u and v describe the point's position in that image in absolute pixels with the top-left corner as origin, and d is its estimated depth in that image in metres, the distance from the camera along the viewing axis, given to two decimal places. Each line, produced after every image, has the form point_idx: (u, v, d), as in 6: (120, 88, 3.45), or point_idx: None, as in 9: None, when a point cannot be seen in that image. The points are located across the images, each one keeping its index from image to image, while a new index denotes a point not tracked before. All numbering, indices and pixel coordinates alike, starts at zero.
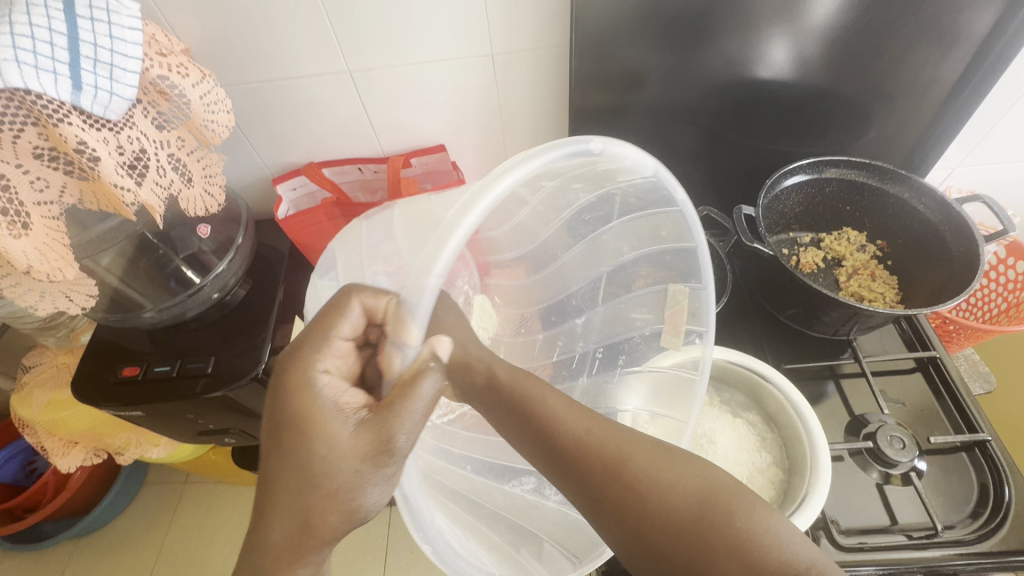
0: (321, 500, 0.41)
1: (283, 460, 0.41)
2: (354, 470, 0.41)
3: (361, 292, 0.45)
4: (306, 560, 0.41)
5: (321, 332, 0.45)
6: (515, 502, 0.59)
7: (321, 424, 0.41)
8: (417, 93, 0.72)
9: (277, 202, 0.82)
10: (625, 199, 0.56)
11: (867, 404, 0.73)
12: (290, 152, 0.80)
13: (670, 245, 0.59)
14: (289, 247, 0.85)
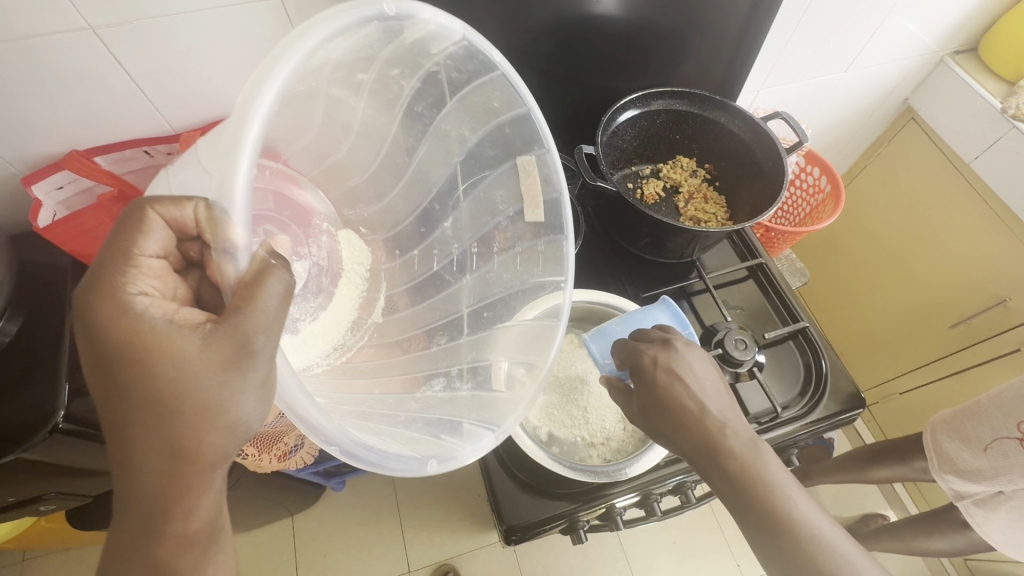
0: (188, 418, 0.36)
1: (129, 396, 0.36)
2: (216, 380, 0.36)
3: (156, 200, 0.39)
4: (195, 489, 0.38)
5: (118, 255, 0.39)
6: (428, 403, 0.57)
7: (156, 340, 0.36)
8: (201, 55, 0.59)
9: (35, 207, 0.63)
10: (448, 76, 0.57)
11: (714, 314, 0.81)
12: (41, 143, 0.62)
13: (506, 113, 0.59)
14: (72, 261, 0.69)
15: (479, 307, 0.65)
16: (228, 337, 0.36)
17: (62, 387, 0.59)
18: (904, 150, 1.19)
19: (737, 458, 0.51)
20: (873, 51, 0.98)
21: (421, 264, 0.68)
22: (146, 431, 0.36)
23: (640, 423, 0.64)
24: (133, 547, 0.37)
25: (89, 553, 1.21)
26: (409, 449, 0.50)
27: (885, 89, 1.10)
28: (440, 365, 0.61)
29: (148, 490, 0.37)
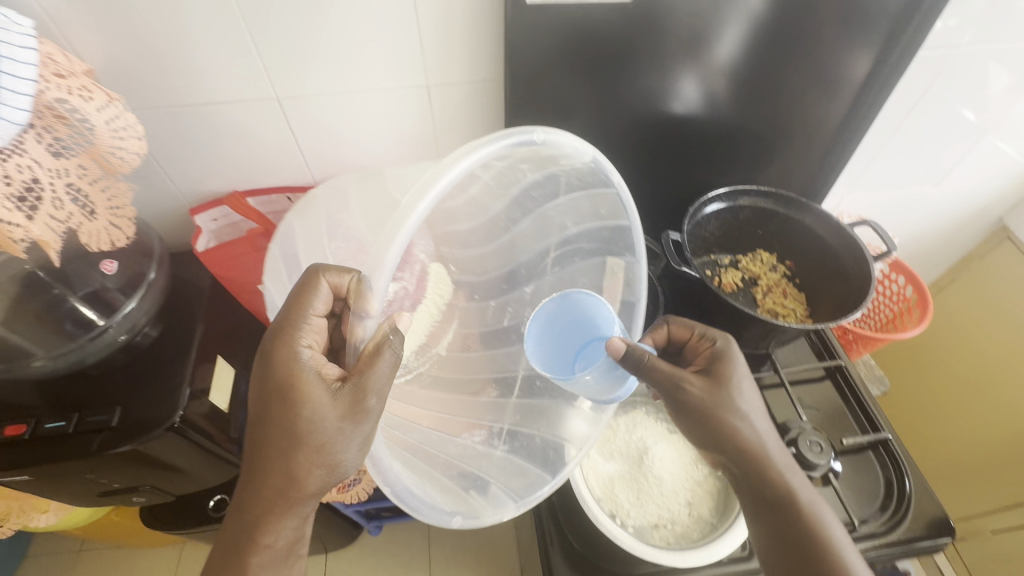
0: (306, 451, 0.44)
1: (272, 426, 0.44)
2: (336, 427, 0.44)
3: (325, 271, 0.48)
4: (297, 509, 0.46)
5: (295, 311, 0.47)
6: (466, 451, 0.62)
7: (304, 387, 0.44)
8: (350, 125, 0.70)
9: (196, 234, 0.75)
10: (568, 179, 0.62)
11: (788, 412, 0.80)
12: (210, 180, 0.73)
13: (607, 220, 0.65)
14: (209, 282, 0.79)
15: (534, 376, 0.69)
16: (349, 393, 0.44)
17: (183, 390, 0.67)
18: (997, 267, 1.16)
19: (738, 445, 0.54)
20: (964, 169, 0.99)
21: (495, 315, 0.72)
22: (276, 457, 0.45)
23: (706, 511, 0.62)
24: (235, 544, 0.45)
25: (135, 553, 1.27)
26: (442, 495, 0.56)
27: (978, 206, 1.09)
28: (489, 421, 0.66)
29: (262, 504, 0.45)
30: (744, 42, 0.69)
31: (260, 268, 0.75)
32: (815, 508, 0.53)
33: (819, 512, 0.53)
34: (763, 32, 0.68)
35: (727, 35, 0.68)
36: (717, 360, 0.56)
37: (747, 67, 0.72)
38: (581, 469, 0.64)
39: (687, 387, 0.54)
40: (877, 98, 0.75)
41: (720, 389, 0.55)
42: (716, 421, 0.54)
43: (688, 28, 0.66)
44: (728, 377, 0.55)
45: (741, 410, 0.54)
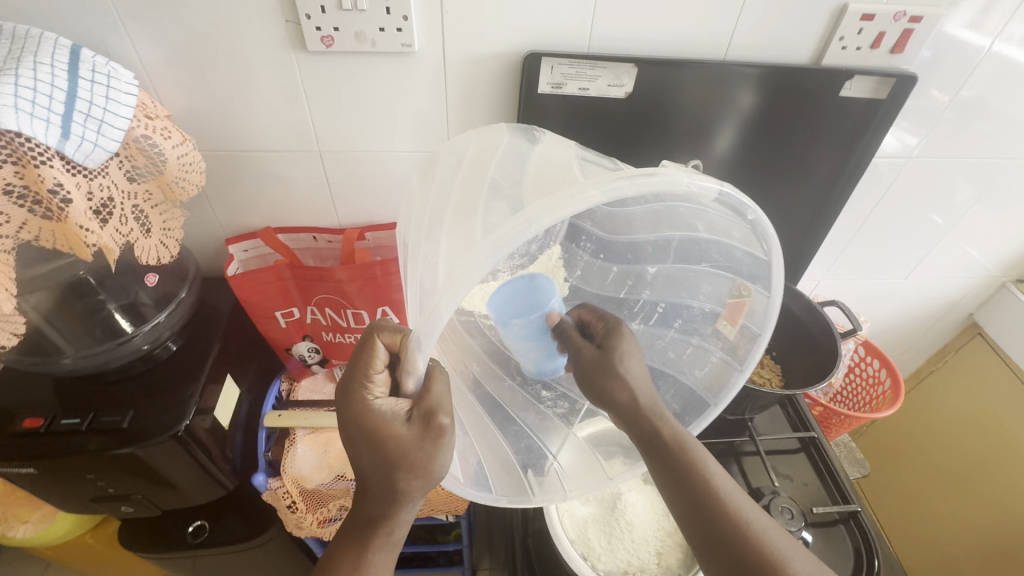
0: (405, 475, 0.52)
1: (371, 457, 0.52)
2: (422, 448, 0.52)
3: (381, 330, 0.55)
4: (401, 512, 0.54)
5: (360, 368, 0.55)
6: (543, 422, 0.69)
7: (385, 427, 0.52)
8: (377, 178, 0.79)
9: (228, 261, 0.82)
10: (706, 209, 0.52)
11: (762, 478, 0.84)
12: (248, 216, 0.82)
13: (742, 245, 0.55)
14: (231, 306, 0.86)
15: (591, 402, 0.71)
16: (423, 418, 0.52)
17: (192, 404, 0.71)
18: (973, 364, 1.21)
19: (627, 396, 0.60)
20: (929, 264, 1.08)
21: (614, 283, 0.71)
22: (380, 485, 0.53)
23: (675, 562, 0.64)
24: (353, 547, 0.54)
25: None
26: (488, 468, 0.61)
27: (948, 300, 1.17)
28: (577, 398, 0.72)
29: (378, 525, 0.54)
30: (738, 134, 0.76)
31: (279, 298, 0.80)
32: (706, 467, 0.55)
33: (709, 467, 0.55)
34: (758, 135, 0.76)
35: (723, 131, 0.76)
36: (615, 331, 0.64)
37: (746, 158, 0.79)
38: (558, 511, 0.66)
39: (580, 353, 0.63)
40: (842, 192, 0.84)
41: (610, 353, 0.62)
42: (610, 383, 0.61)
43: (693, 117, 0.74)
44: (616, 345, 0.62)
45: (621, 375, 0.61)
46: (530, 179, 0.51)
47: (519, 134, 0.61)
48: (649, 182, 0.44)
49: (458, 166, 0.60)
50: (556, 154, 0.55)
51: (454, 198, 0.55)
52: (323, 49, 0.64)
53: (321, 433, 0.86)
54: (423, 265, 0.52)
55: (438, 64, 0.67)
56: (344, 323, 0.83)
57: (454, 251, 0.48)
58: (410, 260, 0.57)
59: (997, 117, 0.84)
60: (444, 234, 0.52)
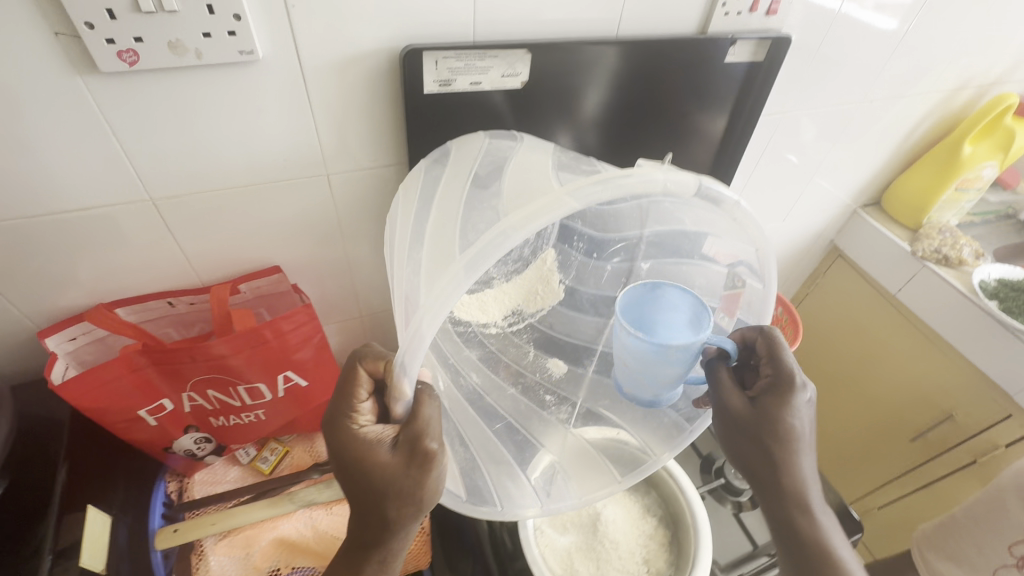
0: (392, 502, 0.49)
1: (355, 486, 0.50)
2: (407, 474, 0.48)
3: (365, 357, 0.53)
4: (391, 539, 0.51)
5: (344, 397, 0.52)
6: (545, 427, 0.64)
7: (367, 456, 0.49)
8: (242, 219, 0.64)
9: (49, 361, 0.61)
10: (682, 208, 0.52)
11: (709, 443, 0.87)
12: (67, 296, 0.62)
13: (730, 235, 0.54)
14: (71, 413, 0.65)
15: (599, 402, 0.66)
16: (407, 445, 0.48)
17: (46, 561, 0.55)
18: (839, 283, 1.37)
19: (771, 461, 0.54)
20: (802, 203, 1.19)
21: (610, 282, 0.67)
22: (369, 515, 0.50)
23: (663, 565, 0.62)
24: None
25: None
26: (494, 483, 0.57)
27: (815, 231, 1.30)
28: (579, 400, 0.66)
29: (370, 553, 0.52)
30: (604, 91, 0.67)
31: (138, 393, 0.62)
32: (836, 550, 0.53)
33: (840, 552, 0.53)
34: (655, 104, 0.72)
35: (592, 91, 0.67)
36: (788, 384, 0.53)
37: (613, 123, 0.71)
38: (537, 547, 0.62)
39: (727, 400, 0.54)
40: (732, 156, 0.85)
41: (777, 414, 0.53)
42: (764, 442, 0.53)
43: (555, 87, 0.64)
44: (785, 408, 0.53)
45: (780, 442, 0.53)
46: (507, 193, 0.52)
47: (496, 145, 0.61)
48: (608, 190, 0.42)
49: (435, 179, 0.59)
50: (530, 170, 0.56)
51: (431, 231, 0.54)
52: (125, 68, 0.46)
53: (238, 535, 0.71)
54: (412, 284, 0.51)
55: (296, 71, 0.53)
56: (236, 402, 0.67)
57: (434, 276, 0.46)
58: (398, 273, 0.56)
59: (844, 65, 0.91)
60: (431, 249, 0.51)
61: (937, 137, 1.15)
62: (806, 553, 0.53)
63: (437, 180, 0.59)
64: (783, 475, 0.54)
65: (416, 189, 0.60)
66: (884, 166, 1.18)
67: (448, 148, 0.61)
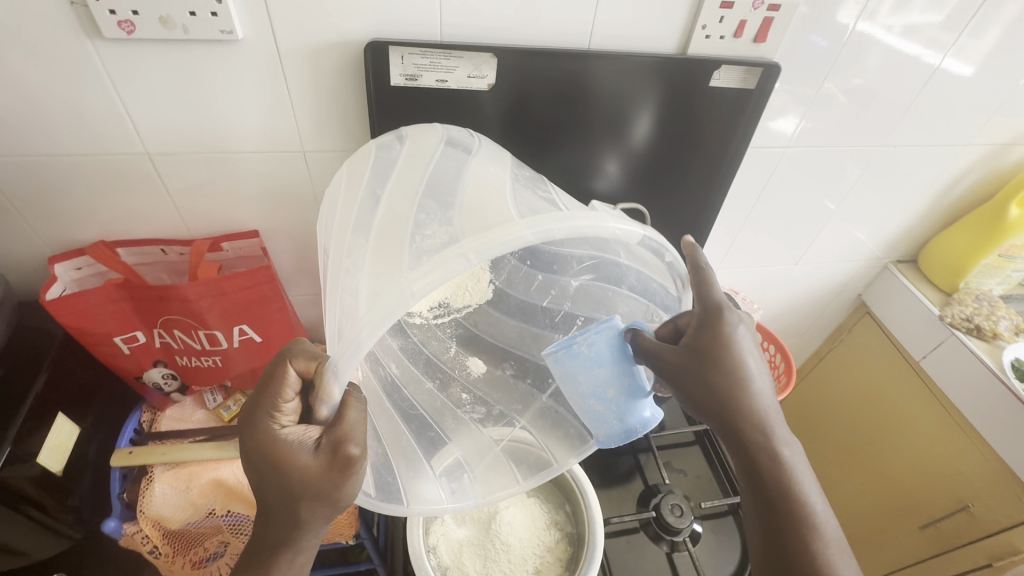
0: (307, 505, 0.46)
1: (271, 488, 0.46)
2: (327, 479, 0.45)
3: (295, 354, 0.48)
4: (302, 542, 0.48)
5: (267, 397, 0.47)
6: (458, 426, 0.64)
7: (287, 459, 0.45)
8: (226, 183, 0.71)
9: (50, 282, 0.71)
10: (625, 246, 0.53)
11: (656, 475, 0.83)
12: (76, 230, 0.72)
13: (658, 277, 0.57)
14: (65, 332, 0.75)
15: (514, 407, 0.66)
16: (331, 447, 0.45)
17: (3, 449, 0.62)
18: (863, 341, 1.26)
19: (714, 402, 0.51)
20: (821, 249, 1.11)
21: (538, 292, 0.67)
22: (281, 518, 0.47)
23: None
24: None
25: None
26: (401, 475, 0.55)
27: (839, 282, 1.21)
28: (497, 404, 0.66)
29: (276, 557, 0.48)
30: (655, 123, 0.74)
31: (116, 321, 0.70)
32: (808, 500, 0.50)
33: (813, 503, 0.50)
34: (654, 127, 0.74)
35: (643, 117, 0.73)
36: (718, 312, 0.52)
37: (654, 153, 0.78)
38: (429, 536, 0.62)
39: (659, 354, 0.52)
40: (721, 184, 0.83)
41: (705, 357, 0.51)
42: (712, 383, 0.51)
43: (609, 110, 0.71)
44: (711, 349, 0.51)
45: (714, 386, 0.51)
46: (465, 195, 0.48)
47: (457, 141, 0.58)
48: (564, 225, 0.42)
49: (390, 168, 0.55)
50: (493, 173, 0.52)
51: (381, 216, 0.49)
52: (124, 36, 0.55)
53: (183, 469, 0.77)
54: (347, 281, 0.47)
55: (273, 53, 0.60)
56: (198, 345, 0.74)
57: (375, 270, 0.45)
58: (331, 266, 0.51)
59: (865, 105, 0.86)
60: (372, 244, 0.47)
61: (985, 196, 1.05)
62: (773, 500, 0.50)
63: (391, 168, 0.55)
64: (735, 414, 0.51)
65: (367, 166, 0.57)
66: (920, 220, 1.08)
67: (404, 137, 0.59)
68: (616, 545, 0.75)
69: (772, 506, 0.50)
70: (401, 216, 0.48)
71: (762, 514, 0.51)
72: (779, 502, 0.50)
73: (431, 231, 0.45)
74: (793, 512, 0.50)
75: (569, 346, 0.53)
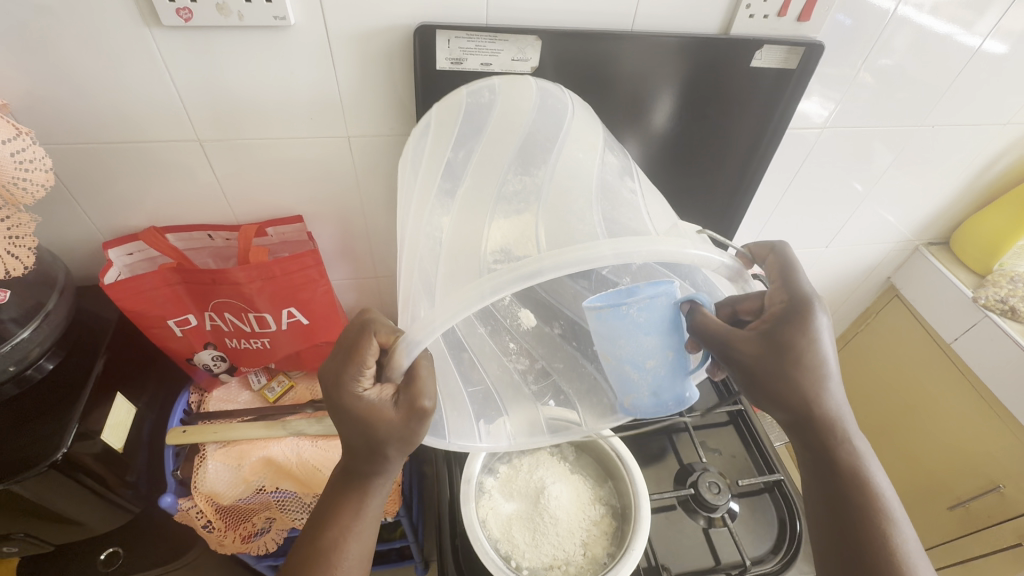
0: (388, 452, 0.49)
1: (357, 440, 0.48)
2: (407, 432, 0.47)
3: (375, 328, 0.49)
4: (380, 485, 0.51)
5: (348, 360, 0.48)
6: (503, 376, 0.64)
7: (371, 415, 0.47)
8: (272, 168, 0.72)
9: (106, 267, 0.74)
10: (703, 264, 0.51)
11: (692, 454, 0.84)
12: (128, 216, 0.74)
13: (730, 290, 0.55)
14: (119, 316, 0.78)
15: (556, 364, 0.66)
16: (409, 403, 0.47)
17: (72, 428, 0.65)
18: (892, 324, 1.26)
19: (795, 395, 0.52)
20: (852, 232, 1.11)
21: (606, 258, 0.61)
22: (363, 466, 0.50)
23: (600, 551, 0.63)
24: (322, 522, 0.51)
25: None
26: (447, 417, 0.58)
27: (867, 265, 1.21)
28: (540, 359, 0.65)
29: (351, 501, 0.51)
30: (674, 108, 0.74)
31: (170, 305, 0.72)
32: (876, 489, 0.52)
33: (882, 491, 0.53)
34: (670, 107, 0.74)
35: (661, 103, 0.73)
36: (807, 308, 0.51)
37: (680, 135, 0.78)
38: (479, 510, 0.64)
39: (735, 346, 0.50)
40: (760, 165, 0.83)
41: (784, 350, 0.51)
42: (796, 378, 0.51)
43: (629, 91, 0.71)
44: (789, 343, 0.51)
45: (789, 379, 0.51)
46: (555, 166, 0.49)
47: (547, 105, 0.56)
48: (645, 249, 0.38)
49: (480, 127, 0.55)
50: (582, 158, 0.50)
51: (473, 172, 0.51)
52: (181, 24, 0.56)
53: (234, 447, 0.80)
54: (428, 254, 0.49)
55: (323, 39, 0.61)
56: (248, 328, 0.76)
57: (458, 235, 0.47)
58: (414, 227, 0.53)
59: (904, 87, 0.85)
60: (453, 222, 0.48)
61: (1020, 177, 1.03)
62: (844, 491, 0.53)
63: (482, 128, 0.55)
64: (811, 406, 0.52)
65: (457, 120, 0.58)
66: (953, 202, 1.07)
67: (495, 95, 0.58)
68: (655, 521, 0.77)
69: (845, 497, 0.52)
70: (494, 180, 0.49)
71: (833, 505, 0.53)
72: (849, 494, 0.52)
73: (519, 199, 0.48)
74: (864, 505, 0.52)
75: (618, 306, 0.49)
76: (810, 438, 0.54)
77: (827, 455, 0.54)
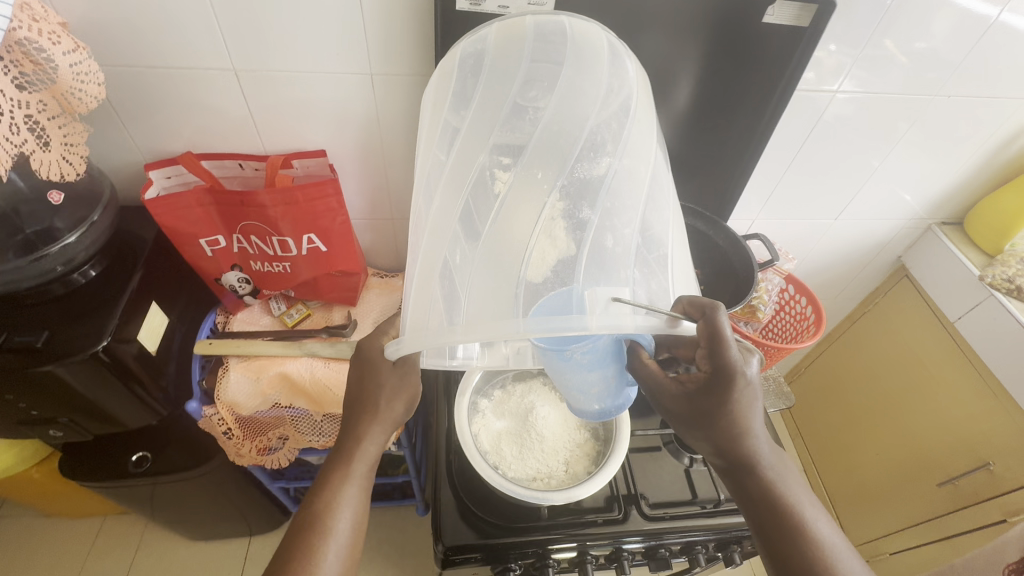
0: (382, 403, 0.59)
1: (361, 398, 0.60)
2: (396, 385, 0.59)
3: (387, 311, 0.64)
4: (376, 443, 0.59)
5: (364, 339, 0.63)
6: None
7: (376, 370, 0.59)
8: (299, 102, 0.77)
9: (146, 185, 0.80)
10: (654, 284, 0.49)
11: None
12: (169, 140, 0.80)
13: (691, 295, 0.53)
14: (155, 235, 0.85)
15: None
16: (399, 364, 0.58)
17: (111, 324, 0.72)
18: (898, 305, 1.26)
19: (722, 435, 0.54)
20: (862, 206, 1.11)
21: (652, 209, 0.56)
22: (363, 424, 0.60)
23: (582, 469, 0.68)
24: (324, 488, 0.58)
25: (64, 528, 1.32)
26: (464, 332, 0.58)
27: (878, 241, 1.21)
28: None
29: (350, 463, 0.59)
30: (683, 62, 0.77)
31: (202, 224, 0.78)
32: (808, 526, 0.53)
33: (810, 514, 0.54)
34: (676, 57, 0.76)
35: (668, 53, 0.75)
36: (726, 374, 0.51)
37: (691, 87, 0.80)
38: (472, 426, 0.70)
39: (663, 398, 0.55)
40: (765, 128, 0.85)
41: (709, 401, 0.53)
42: (718, 426, 0.54)
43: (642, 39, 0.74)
44: (712, 396, 0.53)
45: (717, 426, 0.54)
46: (542, 120, 0.52)
47: (545, 48, 0.55)
48: (561, 331, 0.41)
49: (479, 67, 0.56)
50: (574, 101, 0.52)
51: (471, 114, 0.54)
52: None
53: (254, 362, 0.87)
54: (423, 203, 0.57)
55: None
56: (271, 251, 0.83)
57: (451, 183, 0.53)
58: (424, 158, 0.59)
59: (924, 58, 0.84)
60: (454, 158, 0.54)
61: None
62: (776, 525, 0.54)
63: (472, 89, 0.55)
64: (741, 447, 0.54)
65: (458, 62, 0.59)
66: (969, 179, 1.06)
67: (483, 53, 0.56)
68: (638, 457, 0.81)
69: (772, 528, 0.54)
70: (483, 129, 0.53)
71: (761, 538, 0.55)
72: (777, 530, 0.54)
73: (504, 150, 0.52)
74: (791, 540, 0.53)
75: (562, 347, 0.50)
76: (747, 480, 0.55)
77: (757, 494, 0.55)
